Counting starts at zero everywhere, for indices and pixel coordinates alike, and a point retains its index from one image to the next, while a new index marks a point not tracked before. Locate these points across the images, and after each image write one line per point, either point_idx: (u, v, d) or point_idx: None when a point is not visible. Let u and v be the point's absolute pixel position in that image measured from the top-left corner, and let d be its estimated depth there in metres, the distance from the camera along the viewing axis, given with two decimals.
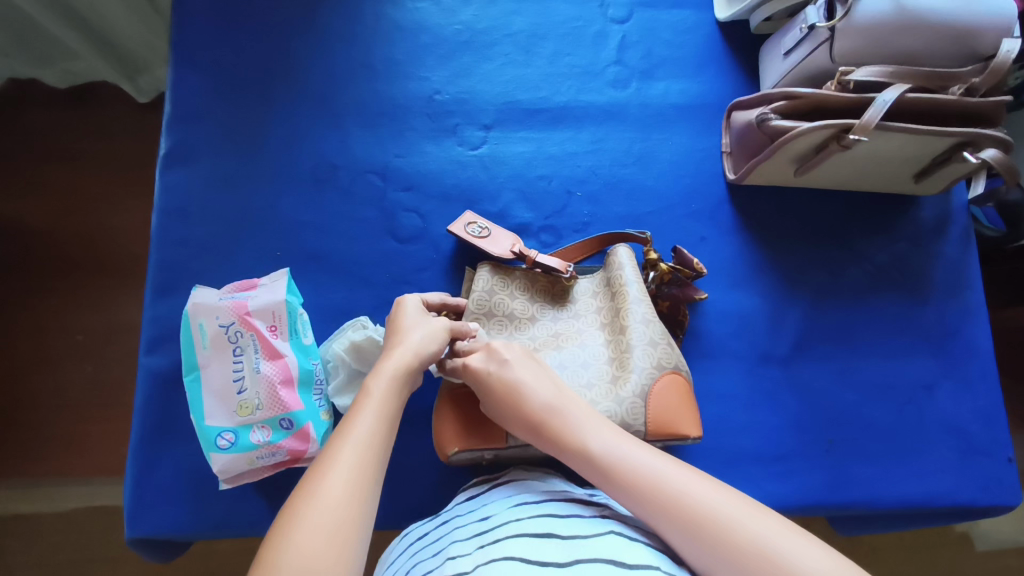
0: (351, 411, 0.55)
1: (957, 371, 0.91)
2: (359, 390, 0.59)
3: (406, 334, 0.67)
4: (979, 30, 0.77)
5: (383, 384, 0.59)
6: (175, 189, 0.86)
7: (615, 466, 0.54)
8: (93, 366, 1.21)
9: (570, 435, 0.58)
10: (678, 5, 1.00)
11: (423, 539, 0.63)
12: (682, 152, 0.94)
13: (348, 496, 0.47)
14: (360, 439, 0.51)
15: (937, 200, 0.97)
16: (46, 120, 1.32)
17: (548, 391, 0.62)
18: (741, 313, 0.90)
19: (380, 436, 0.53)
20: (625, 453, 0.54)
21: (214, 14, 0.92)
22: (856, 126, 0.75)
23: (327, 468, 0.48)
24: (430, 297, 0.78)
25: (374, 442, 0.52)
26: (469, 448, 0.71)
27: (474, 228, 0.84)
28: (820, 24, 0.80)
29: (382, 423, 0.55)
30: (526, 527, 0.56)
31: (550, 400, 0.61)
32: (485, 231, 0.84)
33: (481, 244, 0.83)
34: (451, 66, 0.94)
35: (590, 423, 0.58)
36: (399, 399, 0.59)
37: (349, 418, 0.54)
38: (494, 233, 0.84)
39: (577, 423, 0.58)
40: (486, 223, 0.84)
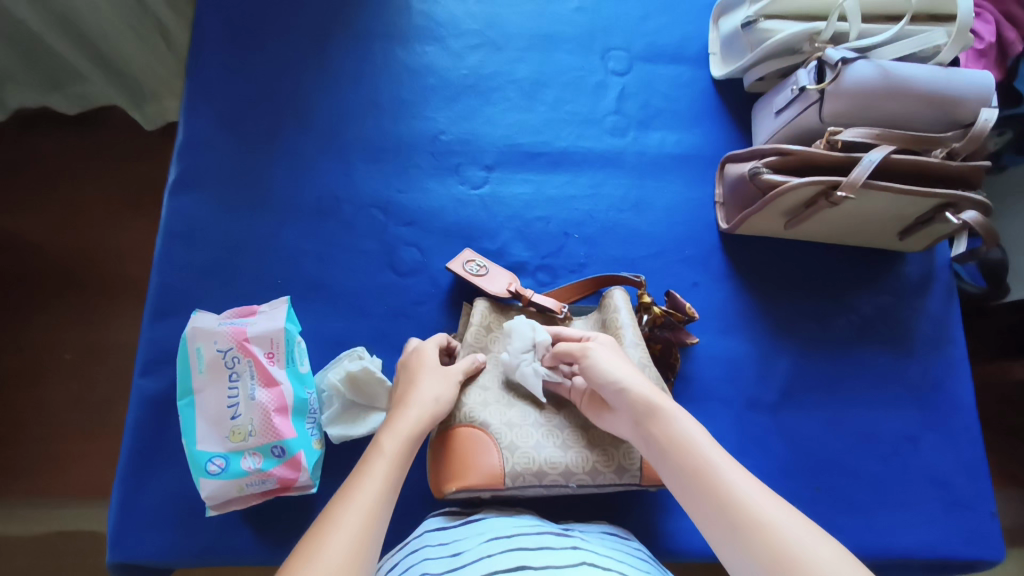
0: (361, 466, 0.56)
1: (942, 424, 0.93)
2: (371, 445, 0.59)
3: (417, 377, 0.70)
4: (959, 98, 0.82)
5: (394, 441, 0.59)
6: (181, 214, 0.88)
7: (688, 461, 0.55)
8: (79, 386, 1.20)
9: (652, 415, 0.60)
10: (676, 60, 1.04)
11: (394, 569, 0.62)
12: (677, 200, 0.98)
13: (354, 548, 0.47)
14: (367, 498, 0.52)
15: (921, 257, 1.01)
16: (54, 139, 1.34)
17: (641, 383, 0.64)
18: (731, 358, 0.92)
19: (384, 496, 0.53)
20: (702, 443, 0.56)
21: (229, 47, 0.96)
22: (844, 183, 0.79)
23: (328, 524, 0.48)
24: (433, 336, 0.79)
25: (381, 499, 0.52)
26: (467, 488, 0.70)
27: (472, 265, 0.86)
28: (810, 86, 0.84)
29: (391, 470, 0.56)
30: (496, 564, 0.55)
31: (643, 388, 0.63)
32: (483, 267, 0.86)
33: (481, 280, 0.85)
34: (456, 108, 0.97)
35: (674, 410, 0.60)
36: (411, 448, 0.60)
37: (361, 475, 0.54)
38: (492, 269, 0.86)
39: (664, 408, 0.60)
40: (484, 261, 0.87)
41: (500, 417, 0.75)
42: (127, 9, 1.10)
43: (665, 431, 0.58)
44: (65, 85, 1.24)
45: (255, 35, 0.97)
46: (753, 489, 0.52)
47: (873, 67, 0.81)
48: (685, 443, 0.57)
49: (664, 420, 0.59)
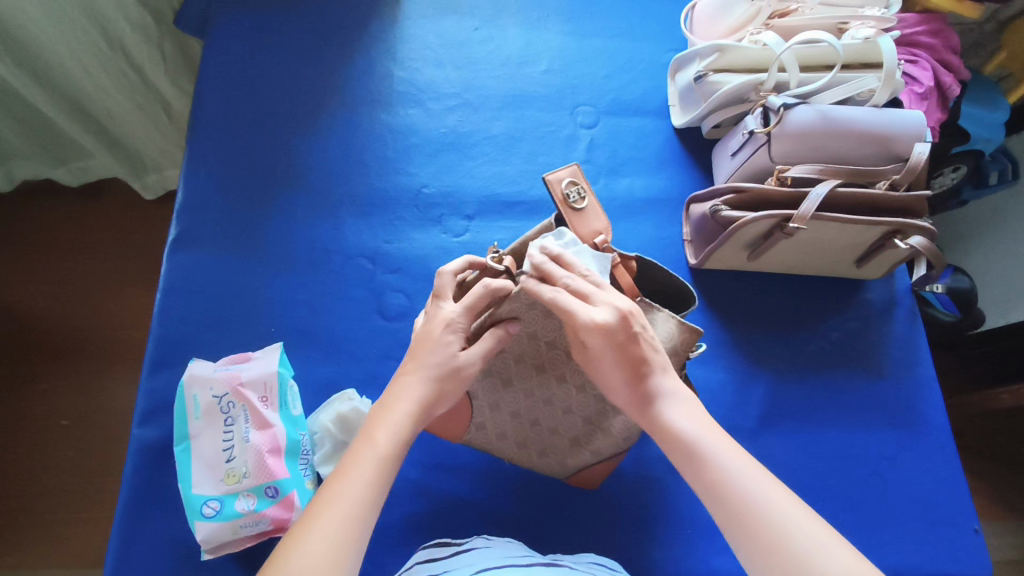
0: (346, 461, 0.56)
1: (918, 443, 0.95)
2: (364, 436, 0.58)
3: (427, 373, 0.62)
4: (896, 135, 0.90)
5: (389, 436, 0.58)
6: (180, 270, 0.93)
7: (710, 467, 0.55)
8: (76, 453, 1.22)
9: (668, 419, 0.59)
10: (639, 114, 1.13)
11: None
12: (648, 241, 1.04)
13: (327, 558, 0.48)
14: (347, 501, 0.52)
15: (883, 284, 1.06)
16: (57, 211, 1.41)
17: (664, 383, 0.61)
18: (709, 386, 0.96)
19: (366, 504, 0.53)
20: (718, 448, 0.56)
21: (226, 117, 1.04)
22: (794, 216, 0.85)
23: (301, 537, 0.49)
24: (474, 289, 0.65)
25: (364, 505, 0.53)
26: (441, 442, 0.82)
27: (572, 191, 0.75)
28: (758, 130, 0.92)
29: (377, 468, 0.55)
30: None
31: (666, 390, 0.61)
32: (583, 198, 0.76)
33: (575, 215, 0.75)
34: (437, 164, 1.05)
35: (691, 414, 0.59)
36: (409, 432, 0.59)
37: (346, 478, 0.54)
38: (591, 206, 0.76)
39: (676, 410, 0.60)
40: (587, 189, 0.76)
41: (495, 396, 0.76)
42: (132, 88, 1.19)
43: (678, 437, 0.58)
44: (68, 160, 1.33)
45: (249, 106, 1.05)
46: (768, 489, 0.53)
47: (813, 111, 0.90)
48: (700, 449, 0.56)
49: (680, 424, 0.59)
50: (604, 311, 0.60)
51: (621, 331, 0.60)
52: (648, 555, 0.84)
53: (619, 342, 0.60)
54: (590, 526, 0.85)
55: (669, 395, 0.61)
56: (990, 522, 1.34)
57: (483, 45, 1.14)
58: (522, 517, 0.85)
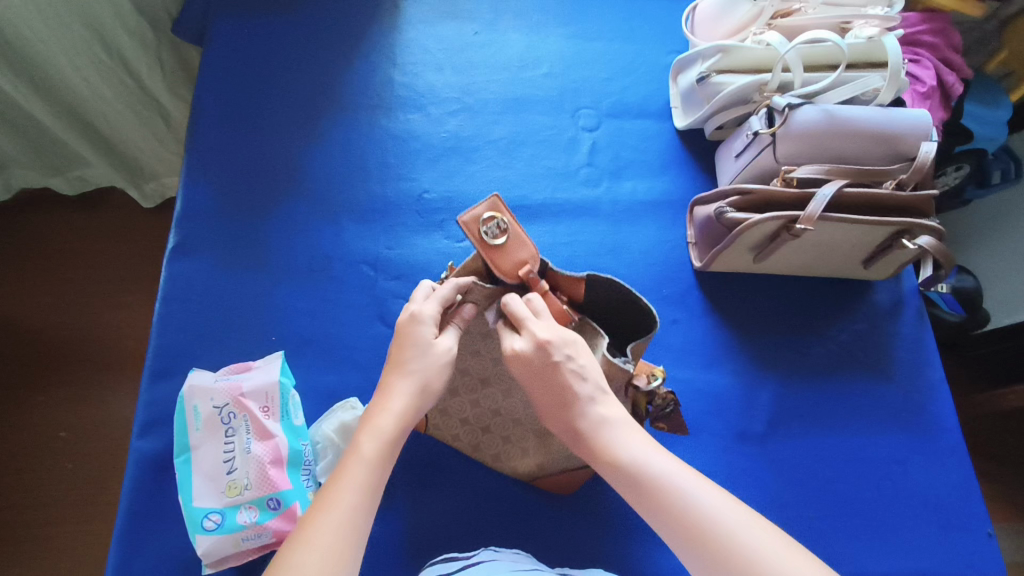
0: (332, 476, 0.55)
1: (928, 446, 0.94)
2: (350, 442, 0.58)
3: (403, 368, 0.61)
4: (902, 135, 0.89)
5: (374, 442, 0.57)
6: (180, 279, 0.92)
7: (654, 487, 0.56)
8: (77, 465, 1.20)
9: (609, 450, 0.58)
10: (641, 116, 1.12)
11: None
12: (652, 244, 1.03)
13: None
14: (339, 514, 0.52)
15: (890, 285, 1.05)
16: (56, 220, 1.40)
17: (600, 405, 0.61)
18: (716, 391, 0.95)
19: (358, 514, 0.53)
20: (656, 464, 0.57)
21: (225, 123, 1.03)
22: (801, 217, 0.84)
23: (290, 557, 0.49)
24: (442, 286, 0.66)
25: (356, 515, 0.53)
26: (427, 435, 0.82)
27: (490, 227, 0.67)
28: (763, 131, 0.91)
29: (365, 479, 0.55)
30: None
31: (604, 415, 0.60)
32: (504, 232, 0.67)
33: (495, 251, 0.67)
34: (437, 169, 1.04)
35: (628, 436, 0.59)
36: (396, 431, 0.58)
37: (334, 490, 0.54)
38: (513, 236, 0.68)
39: (613, 435, 0.59)
40: (507, 221, 0.67)
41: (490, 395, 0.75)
42: (131, 95, 1.18)
43: (618, 463, 0.58)
44: (66, 169, 1.31)
45: (249, 111, 1.04)
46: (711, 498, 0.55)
47: (818, 111, 0.88)
48: (642, 471, 0.57)
49: (620, 451, 0.58)
50: (521, 340, 0.62)
51: (537, 361, 0.60)
52: (658, 563, 0.83)
53: (534, 373, 0.61)
54: (597, 534, 0.84)
55: (606, 421, 0.60)
56: (1003, 524, 1.32)
57: (484, 49, 1.13)
58: (528, 526, 0.84)
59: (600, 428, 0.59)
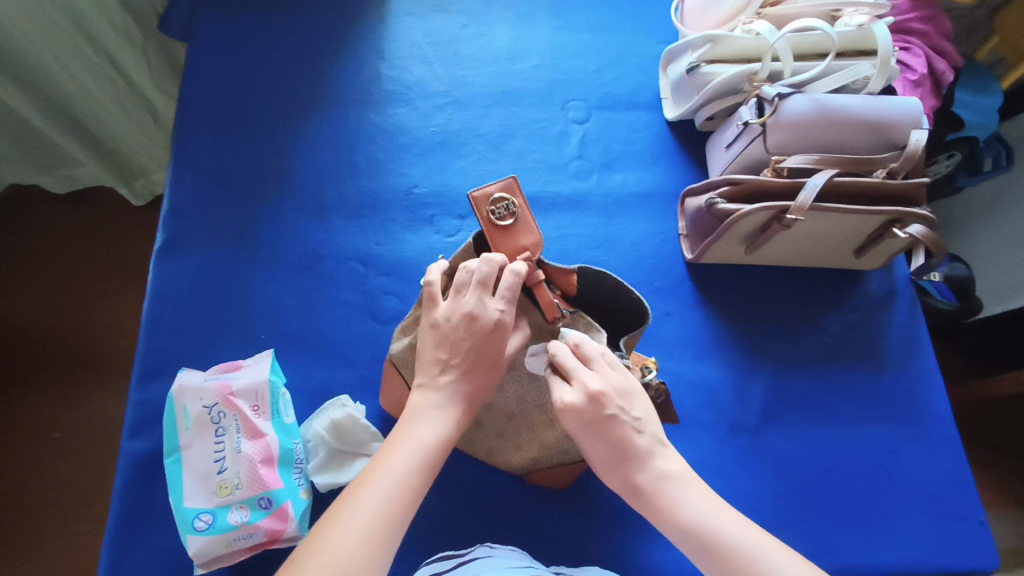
0: (393, 445, 0.58)
1: (921, 435, 0.94)
2: (410, 423, 0.60)
3: (476, 371, 0.63)
4: (893, 123, 0.89)
5: (435, 433, 0.60)
6: (168, 277, 0.91)
7: (729, 551, 0.54)
8: (69, 466, 1.19)
9: (675, 508, 0.57)
10: (631, 108, 1.11)
11: None
12: (643, 236, 1.03)
13: (364, 552, 0.50)
14: (390, 487, 0.55)
15: (882, 275, 1.05)
16: (44, 219, 1.39)
17: (664, 460, 0.60)
18: (709, 383, 0.94)
19: (407, 492, 0.55)
20: (727, 524, 0.56)
21: (212, 120, 1.02)
22: (792, 207, 0.84)
23: (338, 519, 0.52)
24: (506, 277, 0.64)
25: (403, 493, 0.55)
26: None
27: (499, 208, 0.68)
28: (752, 121, 0.91)
29: (420, 467, 0.57)
30: None
31: (667, 471, 0.59)
32: (512, 215, 0.69)
33: (499, 232, 0.68)
34: (427, 164, 1.03)
35: (696, 494, 0.59)
36: (451, 435, 0.61)
37: (387, 466, 0.56)
38: (521, 220, 0.69)
39: (680, 492, 0.58)
40: (517, 205, 0.69)
41: None
42: (117, 90, 1.17)
43: (687, 525, 0.57)
44: (55, 167, 1.29)
45: (236, 107, 1.03)
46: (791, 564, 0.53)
47: (808, 100, 0.88)
48: (713, 534, 0.56)
49: (688, 510, 0.57)
50: (571, 391, 0.60)
51: (590, 414, 0.59)
52: (653, 556, 0.83)
53: (583, 426, 0.59)
54: (591, 529, 0.83)
55: (672, 477, 0.59)
56: (997, 511, 1.33)
57: (472, 42, 1.12)
58: (522, 521, 0.84)
59: (664, 485, 0.58)
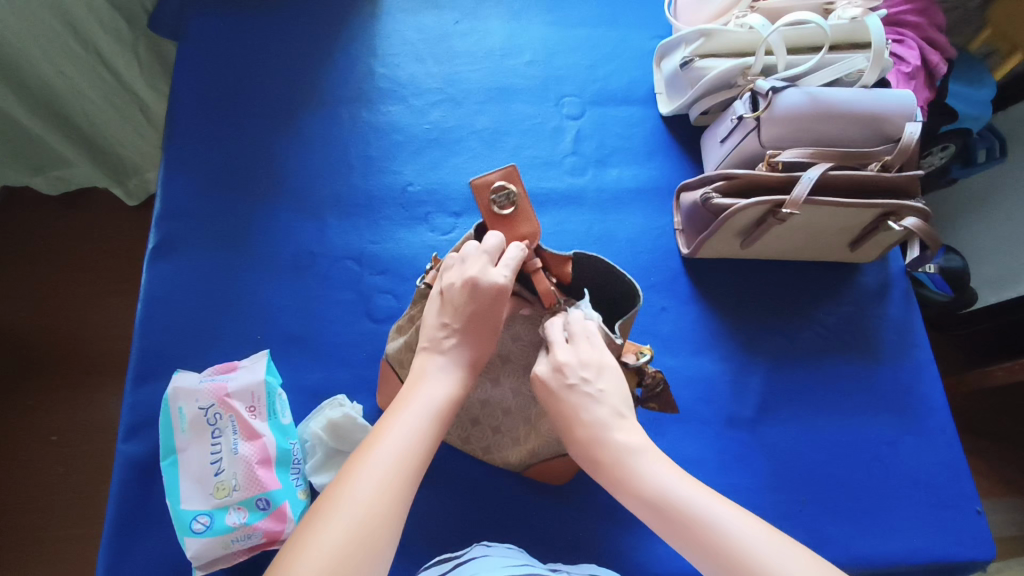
0: (399, 406, 0.57)
1: (916, 426, 0.95)
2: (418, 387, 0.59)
3: (476, 340, 0.62)
4: (886, 116, 0.89)
5: (441, 392, 0.59)
6: (161, 279, 0.90)
7: (686, 517, 0.51)
8: (66, 469, 1.19)
9: (633, 477, 0.55)
10: (626, 103, 1.11)
11: None
12: (638, 231, 1.03)
13: (377, 509, 0.49)
14: (400, 452, 0.53)
15: (877, 267, 1.05)
16: (36, 221, 1.38)
17: (625, 429, 0.58)
18: (706, 377, 0.95)
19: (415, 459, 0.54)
20: (688, 493, 0.53)
21: (204, 120, 1.01)
22: (787, 201, 0.84)
23: (347, 488, 0.49)
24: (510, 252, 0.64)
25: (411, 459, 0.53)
26: None
27: (500, 196, 0.67)
28: (747, 115, 0.91)
29: (429, 425, 0.56)
30: None
31: (627, 441, 0.57)
32: (512, 204, 0.67)
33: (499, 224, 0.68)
34: (421, 162, 1.03)
35: (657, 464, 0.55)
36: (458, 394, 0.60)
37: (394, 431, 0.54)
38: (521, 209, 0.68)
39: (638, 461, 0.55)
40: (517, 193, 0.67)
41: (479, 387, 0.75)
42: (108, 89, 1.16)
43: (644, 496, 0.54)
44: (47, 169, 1.27)
45: (228, 107, 1.02)
46: (750, 531, 0.49)
47: (802, 95, 0.88)
48: (671, 501, 0.53)
49: (646, 479, 0.54)
50: (544, 364, 0.61)
51: (552, 385, 0.59)
52: (652, 551, 0.83)
53: (548, 398, 0.60)
54: (589, 524, 0.83)
55: (632, 448, 0.56)
56: (992, 500, 1.34)
57: (465, 39, 1.12)
58: (520, 517, 0.84)
59: (622, 454, 0.56)
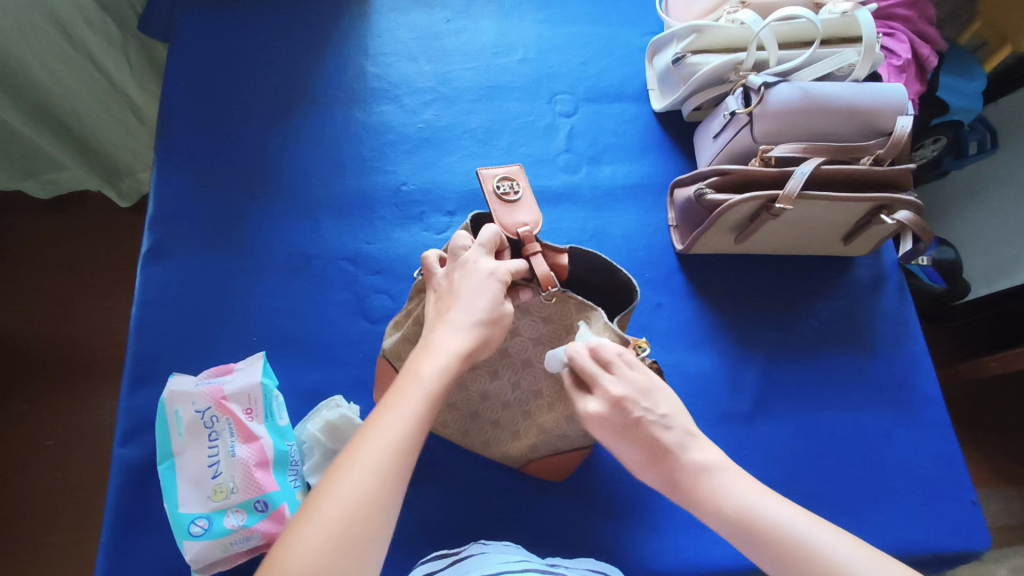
0: (392, 393, 0.55)
1: (912, 418, 0.95)
2: (413, 368, 0.57)
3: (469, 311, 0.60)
4: (877, 110, 0.89)
5: (434, 371, 0.56)
6: (155, 282, 0.90)
7: (770, 534, 0.51)
8: (63, 475, 1.19)
9: (711, 496, 0.54)
10: (618, 99, 1.11)
11: None
12: (633, 228, 1.03)
13: (367, 500, 0.48)
14: (391, 439, 0.51)
15: (870, 261, 1.06)
16: (28, 225, 1.37)
17: (697, 446, 0.57)
18: (702, 372, 0.95)
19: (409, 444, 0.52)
20: (769, 507, 0.52)
21: (196, 122, 1.00)
22: (781, 196, 0.84)
23: (339, 478, 0.49)
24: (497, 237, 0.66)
25: (405, 446, 0.52)
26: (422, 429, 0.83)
27: (504, 185, 0.71)
28: (739, 111, 0.91)
29: (423, 407, 0.54)
30: None
31: (703, 458, 0.56)
32: (516, 193, 0.71)
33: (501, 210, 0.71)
34: (415, 161, 1.03)
35: (734, 479, 0.55)
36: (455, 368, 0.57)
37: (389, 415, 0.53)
38: (524, 200, 0.71)
39: (715, 478, 0.55)
40: (521, 186, 0.72)
41: (477, 385, 0.75)
42: (99, 90, 1.15)
43: (725, 516, 0.53)
44: (37, 173, 1.26)
45: (220, 109, 1.02)
46: (838, 543, 0.49)
47: (794, 89, 0.88)
48: (755, 519, 0.52)
49: (726, 498, 0.54)
50: (596, 401, 0.58)
51: (617, 420, 0.58)
52: (651, 546, 0.83)
53: (613, 432, 0.58)
54: (588, 521, 0.84)
55: (709, 465, 0.56)
56: (987, 489, 1.35)
57: (456, 37, 1.11)
58: (519, 515, 0.84)
59: (698, 472, 0.55)
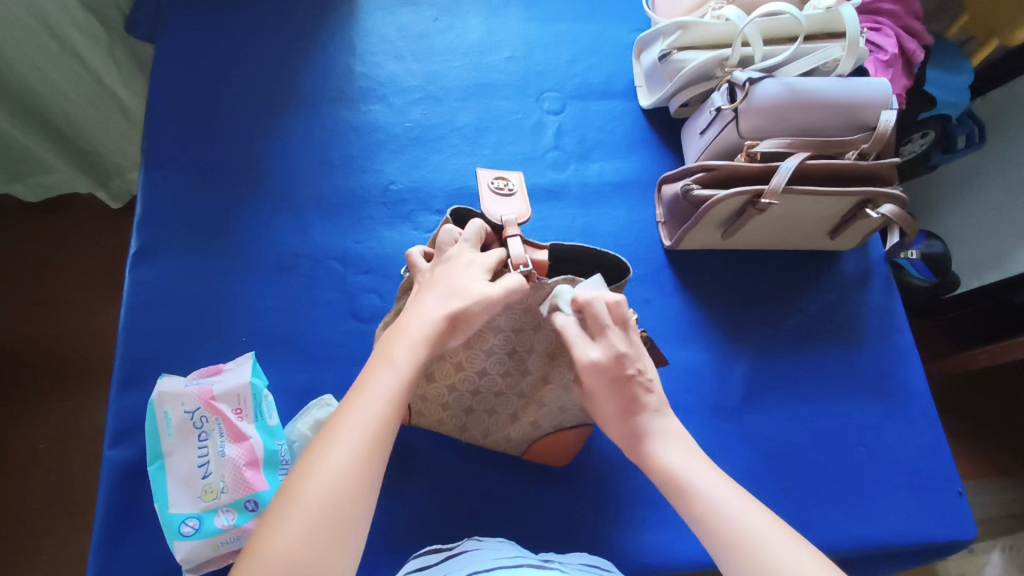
0: (363, 380, 0.55)
1: (899, 410, 0.96)
2: (383, 351, 0.57)
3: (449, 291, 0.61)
4: (861, 105, 0.90)
5: (404, 350, 0.57)
6: (144, 284, 0.90)
7: (695, 496, 0.55)
8: (56, 478, 1.19)
9: (654, 456, 0.59)
10: (606, 97, 1.12)
11: None
12: (621, 224, 1.03)
13: (348, 479, 0.48)
14: (364, 419, 0.52)
15: (857, 255, 1.07)
16: (17, 228, 1.37)
17: (658, 414, 0.62)
18: (691, 367, 0.95)
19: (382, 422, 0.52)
20: (701, 477, 0.56)
21: (183, 122, 1.00)
22: (766, 191, 0.85)
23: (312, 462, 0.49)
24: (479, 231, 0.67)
25: (379, 424, 0.52)
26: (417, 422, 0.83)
27: (499, 183, 0.73)
28: (725, 107, 0.91)
29: (396, 386, 0.55)
30: None
31: (659, 425, 0.61)
32: (509, 190, 0.73)
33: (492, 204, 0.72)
34: (403, 160, 1.03)
35: (683, 450, 0.59)
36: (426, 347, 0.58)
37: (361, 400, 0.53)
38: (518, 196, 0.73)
39: (662, 443, 0.60)
40: (515, 184, 0.74)
41: (465, 382, 0.75)
42: (88, 91, 1.15)
43: (664, 474, 0.58)
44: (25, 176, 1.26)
45: (208, 110, 1.02)
46: (754, 518, 0.52)
47: (779, 85, 0.89)
48: (688, 482, 0.56)
49: (669, 460, 0.58)
50: (597, 350, 0.62)
51: (612, 370, 0.61)
52: (640, 540, 0.83)
53: (604, 382, 0.62)
54: (579, 516, 0.84)
55: (658, 432, 0.61)
56: (976, 480, 1.36)
57: (444, 36, 1.12)
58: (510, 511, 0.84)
59: (648, 436, 0.60)
